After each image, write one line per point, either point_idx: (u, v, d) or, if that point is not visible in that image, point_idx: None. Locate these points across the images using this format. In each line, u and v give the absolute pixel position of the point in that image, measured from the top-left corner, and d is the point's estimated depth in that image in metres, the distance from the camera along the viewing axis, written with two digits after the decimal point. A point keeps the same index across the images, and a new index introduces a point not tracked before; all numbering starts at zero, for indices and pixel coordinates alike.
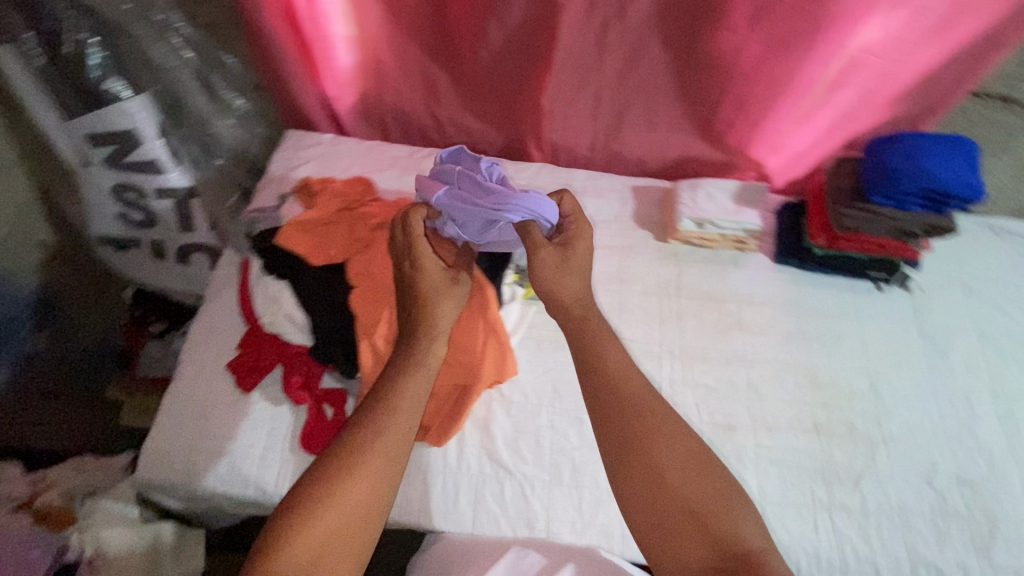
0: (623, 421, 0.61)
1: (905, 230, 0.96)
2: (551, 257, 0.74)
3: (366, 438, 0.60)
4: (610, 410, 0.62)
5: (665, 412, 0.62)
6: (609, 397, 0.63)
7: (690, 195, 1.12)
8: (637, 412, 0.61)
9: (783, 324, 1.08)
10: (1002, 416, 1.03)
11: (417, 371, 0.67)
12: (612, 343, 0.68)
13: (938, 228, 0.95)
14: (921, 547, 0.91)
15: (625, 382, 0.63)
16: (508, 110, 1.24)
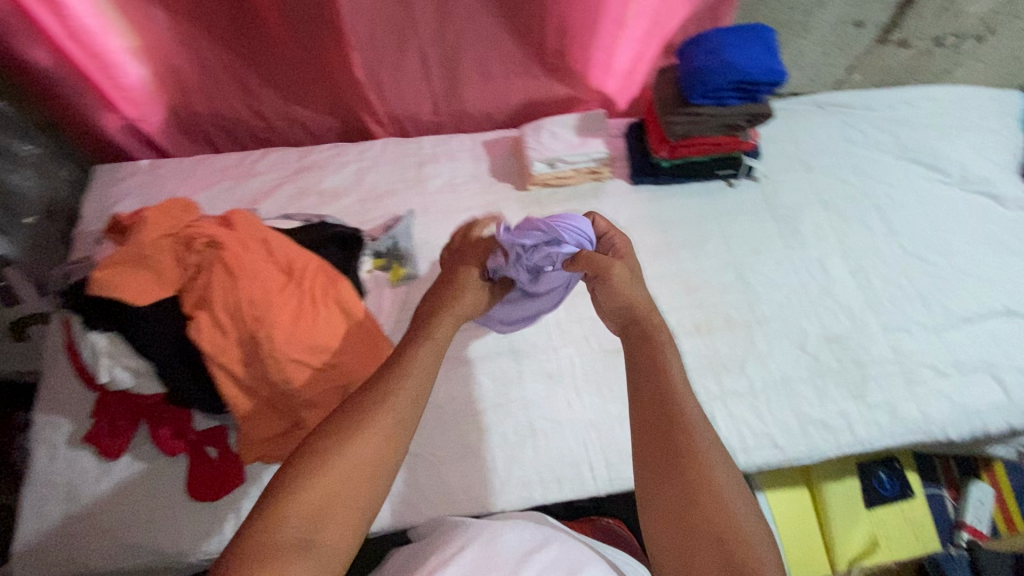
0: (662, 425, 0.56)
1: (731, 123, 1.00)
2: (623, 274, 0.74)
3: (380, 403, 0.57)
4: (657, 417, 0.56)
5: (713, 432, 0.55)
6: (653, 396, 0.58)
7: (535, 137, 1.11)
8: (672, 418, 0.56)
9: (650, 241, 1.12)
10: (853, 271, 1.12)
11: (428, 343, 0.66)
12: (664, 354, 0.63)
13: (758, 116, 0.99)
14: (808, 408, 0.99)
15: (677, 393, 0.57)
16: (335, 91, 1.16)
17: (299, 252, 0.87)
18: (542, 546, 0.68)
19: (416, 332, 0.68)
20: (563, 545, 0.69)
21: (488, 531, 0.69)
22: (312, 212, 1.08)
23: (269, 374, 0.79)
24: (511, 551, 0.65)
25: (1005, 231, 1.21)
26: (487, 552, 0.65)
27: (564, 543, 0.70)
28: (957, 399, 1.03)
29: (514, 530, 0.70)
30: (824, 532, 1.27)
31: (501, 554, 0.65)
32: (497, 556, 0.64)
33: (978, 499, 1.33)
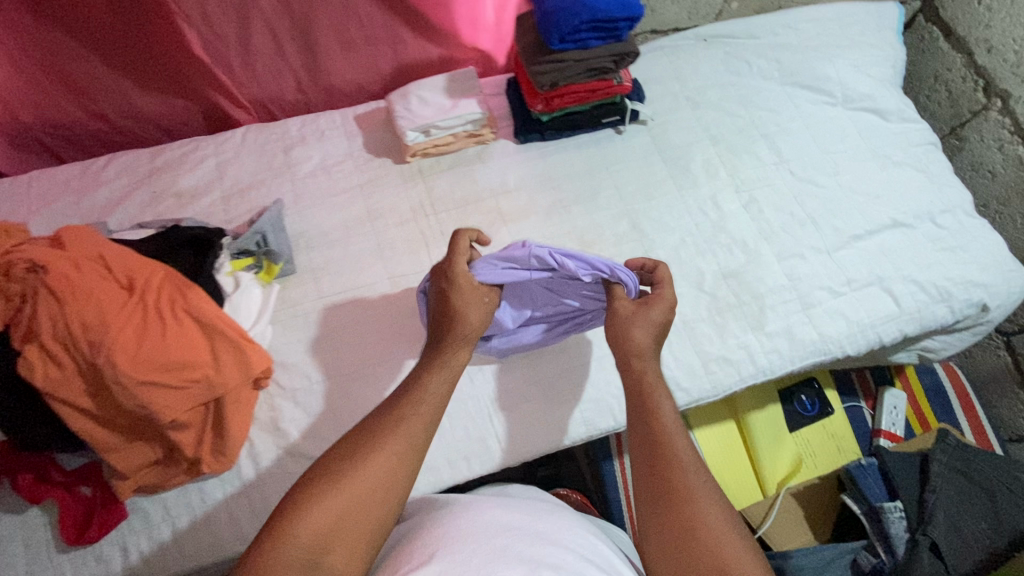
0: (663, 468, 0.67)
1: (597, 67, 1.01)
2: (626, 308, 0.82)
3: (389, 431, 0.66)
4: (659, 462, 0.68)
5: (703, 471, 0.67)
6: (654, 441, 0.69)
7: (404, 105, 1.06)
8: (673, 463, 0.67)
9: (541, 201, 1.08)
10: (746, 204, 1.12)
11: (440, 371, 0.74)
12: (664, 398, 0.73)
13: (623, 56, 1.01)
14: (708, 346, 1.00)
15: (672, 439, 0.69)
16: (181, 81, 1.06)
17: (142, 263, 0.79)
18: (533, 518, 0.75)
19: (429, 357, 0.77)
20: (553, 518, 0.77)
21: (477, 503, 0.77)
22: (170, 217, 0.98)
23: (119, 401, 0.73)
24: (502, 517, 0.73)
25: (889, 144, 1.21)
26: (478, 514, 0.72)
27: (552, 515, 0.78)
28: (852, 316, 1.05)
29: (502, 503, 0.78)
30: (753, 460, 1.28)
31: (491, 516, 0.72)
32: (488, 518, 0.72)
33: (892, 406, 1.35)
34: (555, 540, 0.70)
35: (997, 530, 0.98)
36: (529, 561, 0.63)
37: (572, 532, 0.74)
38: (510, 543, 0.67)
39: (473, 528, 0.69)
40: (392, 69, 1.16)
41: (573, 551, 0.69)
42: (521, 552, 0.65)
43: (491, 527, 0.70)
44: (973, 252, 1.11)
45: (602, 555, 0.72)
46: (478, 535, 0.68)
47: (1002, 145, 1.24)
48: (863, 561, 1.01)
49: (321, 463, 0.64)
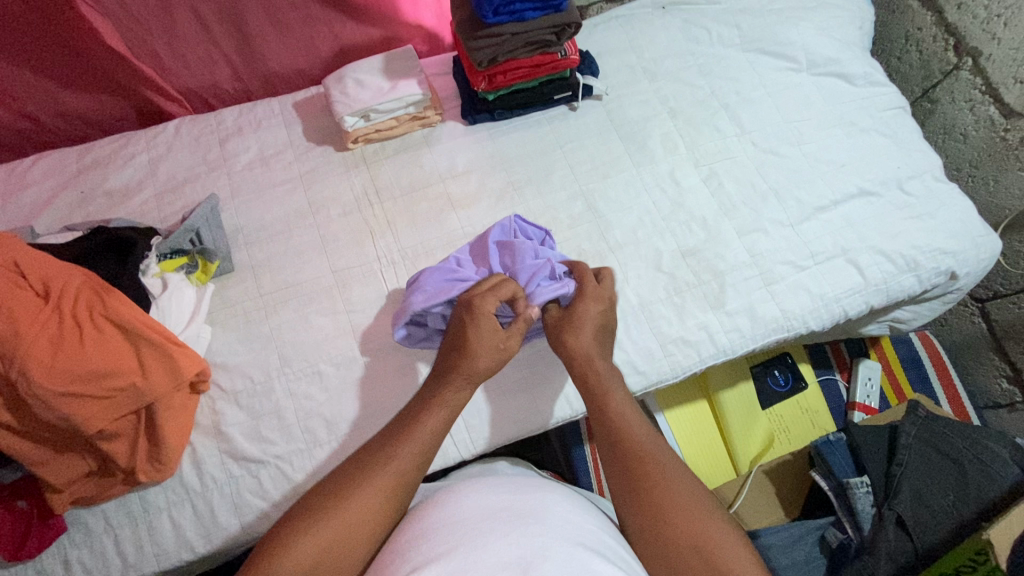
0: (630, 458, 0.70)
1: (540, 40, 0.99)
2: (554, 315, 0.85)
3: (381, 459, 0.67)
4: (628, 454, 0.70)
5: (670, 457, 0.70)
6: (618, 435, 0.72)
7: (342, 90, 1.02)
8: (641, 451, 0.70)
9: (491, 183, 1.03)
10: (706, 178, 1.08)
11: (437, 398, 0.75)
12: (617, 394, 0.77)
13: (566, 27, 0.99)
14: (667, 327, 0.97)
15: (634, 431, 0.72)
16: (106, 73, 1.01)
17: (63, 267, 0.77)
18: (518, 500, 0.67)
19: (432, 383, 0.77)
20: (543, 497, 0.69)
21: (457, 492, 0.70)
22: (100, 217, 0.94)
23: (39, 414, 0.70)
24: (485, 507, 0.65)
25: (855, 110, 1.16)
26: (457, 509, 0.65)
27: (541, 494, 0.70)
28: (815, 290, 1.01)
29: (484, 486, 0.70)
30: (727, 440, 1.25)
31: (470, 510, 0.65)
32: (467, 513, 0.64)
33: (866, 376, 1.33)
34: (543, 529, 0.62)
35: (963, 501, 0.96)
36: (511, 567, 0.56)
37: (564, 512, 0.67)
38: (492, 545, 0.59)
39: (450, 530, 0.62)
40: (332, 51, 1.11)
41: (565, 539, 0.61)
42: (501, 557, 0.57)
43: (471, 526, 0.62)
44: (942, 219, 1.08)
45: (600, 536, 0.64)
46: (456, 538, 0.60)
47: (973, 106, 1.20)
48: (831, 537, 1.01)
49: (314, 491, 0.66)
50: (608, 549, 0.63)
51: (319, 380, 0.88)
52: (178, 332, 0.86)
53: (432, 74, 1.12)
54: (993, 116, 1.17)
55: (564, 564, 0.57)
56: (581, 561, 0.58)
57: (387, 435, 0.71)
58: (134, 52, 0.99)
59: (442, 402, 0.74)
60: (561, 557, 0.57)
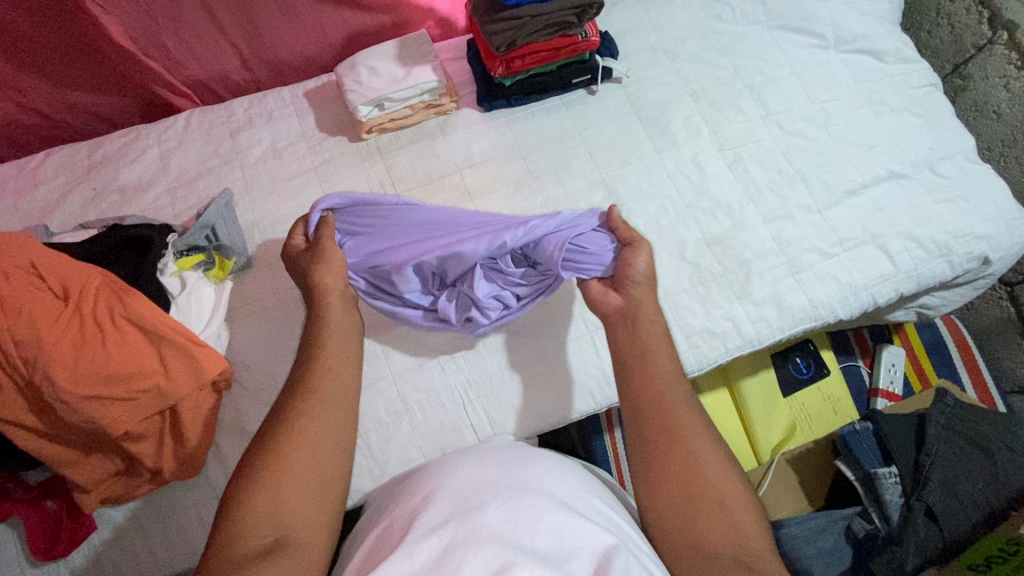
0: (659, 414, 0.66)
1: (560, 22, 0.96)
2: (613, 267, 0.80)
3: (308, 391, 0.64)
4: (648, 410, 0.67)
5: (700, 421, 0.67)
6: (649, 388, 0.68)
7: (354, 78, 0.99)
8: (672, 408, 0.66)
9: (509, 172, 1.01)
10: (730, 163, 1.04)
11: (326, 380, 0.66)
12: (651, 339, 0.72)
13: (586, 8, 0.96)
14: (692, 319, 0.95)
15: (666, 382, 0.68)
16: (112, 65, 0.98)
17: (80, 265, 0.76)
18: (508, 471, 0.67)
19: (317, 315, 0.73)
20: (531, 465, 0.69)
21: (458, 463, 0.70)
22: (114, 214, 0.94)
23: (64, 417, 0.70)
24: (478, 479, 0.65)
25: (885, 88, 1.11)
26: (456, 480, 0.65)
27: (531, 461, 0.70)
28: (843, 278, 0.99)
29: (476, 458, 0.70)
30: (747, 424, 1.23)
31: (465, 481, 0.65)
32: (458, 485, 0.64)
33: (890, 362, 1.30)
34: (534, 498, 0.62)
35: (993, 490, 0.95)
36: (505, 538, 0.56)
37: (553, 480, 0.66)
38: (484, 518, 0.58)
39: (443, 503, 0.62)
40: (343, 37, 1.07)
41: (557, 507, 0.61)
42: (496, 526, 0.57)
43: (465, 496, 0.62)
44: (974, 201, 1.04)
45: (592, 504, 0.65)
46: (451, 507, 0.61)
47: (1007, 83, 1.15)
48: (858, 526, 1.00)
49: (227, 491, 0.58)
50: (597, 513, 0.64)
51: None
52: (198, 332, 0.84)
53: (445, 60, 1.09)
54: None
55: (556, 533, 0.57)
56: (572, 528, 0.58)
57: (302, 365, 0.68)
58: (141, 43, 0.97)
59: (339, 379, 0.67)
60: (553, 527, 0.58)
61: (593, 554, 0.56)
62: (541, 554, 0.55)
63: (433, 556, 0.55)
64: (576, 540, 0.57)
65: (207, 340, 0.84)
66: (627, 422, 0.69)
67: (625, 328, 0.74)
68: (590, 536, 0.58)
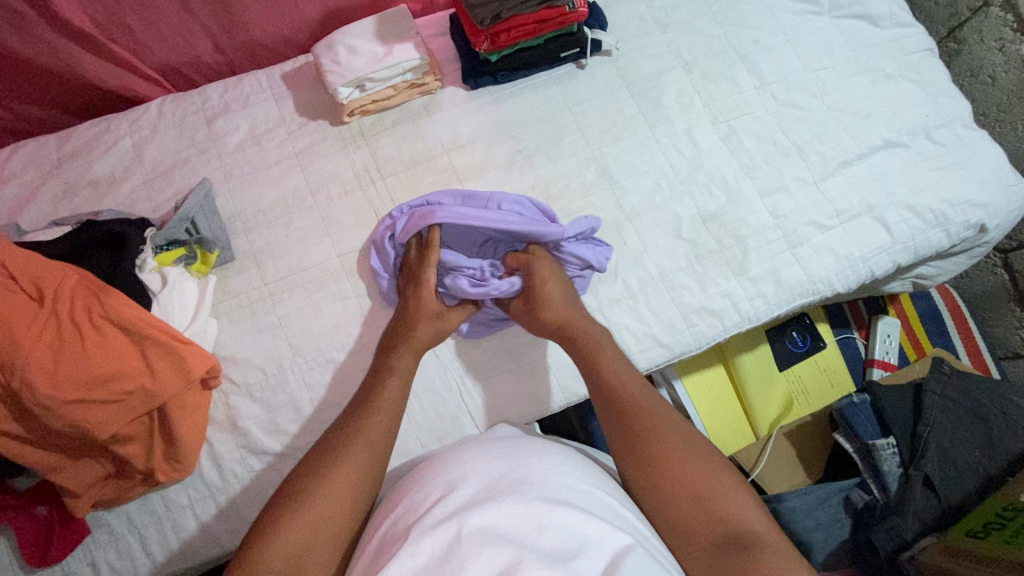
0: (620, 418, 0.69)
1: None
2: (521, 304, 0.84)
3: (353, 432, 0.68)
4: (613, 414, 0.70)
5: (662, 412, 0.69)
6: (604, 395, 0.72)
7: (333, 59, 0.94)
8: (630, 408, 0.69)
9: (498, 152, 0.98)
10: (724, 137, 1.01)
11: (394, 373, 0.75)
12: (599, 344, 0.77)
13: None
14: (689, 298, 0.94)
15: (623, 383, 0.72)
16: (77, 52, 0.93)
17: (54, 265, 0.73)
18: (513, 466, 0.65)
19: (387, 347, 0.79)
20: (534, 459, 0.67)
21: (462, 454, 0.68)
22: (88, 209, 0.90)
23: (47, 422, 0.68)
24: (483, 473, 0.64)
25: (881, 54, 1.08)
26: (463, 472, 0.64)
27: (535, 455, 0.68)
28: (840, 251, 0.97)
29: (479, 451, 0.68)
30: (743, 399, 1.22)
31: (472, 474, 0.64)
32: (461, 480, 0.63)
33: (886, 333, 1.30)
34: (539, 493, 0.60)
35: (989, 455, 0.95)
36: (511, 537, 0.55)
37: (558, 474, 0.64)
38: (489, 517, 0.57)
39: (452, 494, 0.61)
40: (319, 16, 1.02)
41: (561, 503, 0.59)
42: (502, 525, 0.56)
43: (468, 491, 0.61)
44: (971, 169, 1.02)
45: (598, 499, 0.63)
46: (455, 503, 0.59)
47: (1003, 46, 1.12)
48: (856, 498, 1.00)
49: (257, 520, 0.60)
50: (604, 508, 0.62)
51: (332, 370, 0.84)
52: (182, 329, 0.81)
53: (427, 37, 1.05)
54: None
55: (561, 530, 0.56)
56: (578, 524, 0.57)
57: (353, 409, 0.71)
58: (105, 27, 0.92)
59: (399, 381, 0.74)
60: (558, 525, 0.56)
61: (603, 550, 0.55)
62: (547, 552, 0.54)
63: (438, 553, 0.54)
64: (583, 536, 0.56)
65: (191, 337, 0.81)
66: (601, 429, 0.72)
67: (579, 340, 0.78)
68: (598, 531, 0.57)
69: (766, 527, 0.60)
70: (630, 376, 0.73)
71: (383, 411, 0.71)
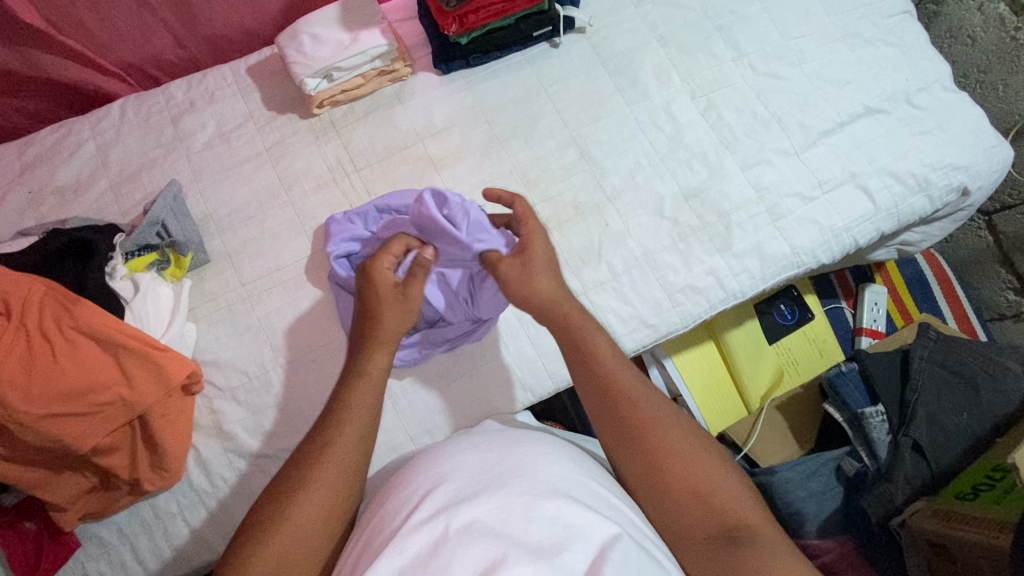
0: (618, 411, 0.66)
1: None
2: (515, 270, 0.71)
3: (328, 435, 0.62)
4: (610, 404, 0.67)
5: (661, 406, 0.66)
6: (600, 386, 0.67)
7: (297, 48, 0.91)
8: (628, 400, 0.66)
9: (474, 138, 0.95)
10: (704, 111, 1.00)
11: (365, 377, 0.67)
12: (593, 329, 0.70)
13: None
14: (674, 277, 0.93)
15: (619, 373, 0.68)
16: (31, 53, 0.90)
17: (21, 277, 0.71)
18: (502, 457, 0.64)
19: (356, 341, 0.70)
20: (527, 449, 0.66)
21: (451, 449, 0.67)
22: (55, 217, 0.87)
23: (25, 438, 0.67)
24: (470, 466, 0.63)
25: (859, 19, 1.06)
26: (451, 465, 0.63)
27: (525, 446, 0.67)
28: (824, 222, 0.96)
29: (468, 447, 0.66)
30: (734, 374, 1.22)
31: (461, 469, 0.62)
32: (449, 475, 0.62)
33: (873, 302, 1.30)
34: (529, 486, 0.59)
35: (978, 418, 0.96)
36: (496, 531, 0.54)
37: (549, 464, 0.63)
38: (476, 513, 0.56)
39: (440, 489, 0.60)
40: (282, 5, 0.98)
41: (552, 493, 0.59)
42: (488, 519, 0.56)
43: (456, 486, 0.60)
44: (952, 132, 1.01)
45: (591, 488, 0.62)
46: (440, 500, 0.58)
47: (982, 5, 1.11)
48: (848, 467, 1.01)
49: (237, 535, 0.58)
50: (595, 497, 0.61)
51: (315, 369, 0.83)
52: (160, 336, 0.80)
53: (395, 21, 1.02)
54: (1003, 14, 1.08)
55: (549, 523, 0.55)
56: (566, 515, 0.56)
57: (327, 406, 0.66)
58: (58, 26, 0.88)
59: (367, 393, 0.66)
60: (546, 516, 0.56)
61: (592, 542, 0.55)
62: (532, 546, 0.53)
63: (423, 552, 0.54)
64: (572, 527, 0.55)
65: (169, 343, 0.80)
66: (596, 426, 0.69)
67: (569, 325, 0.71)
68: (587, 522, 0.56)
69: (762, 514, 0.60)
70: (626, 364, 0.69)
71: (358, 408, 0.64)
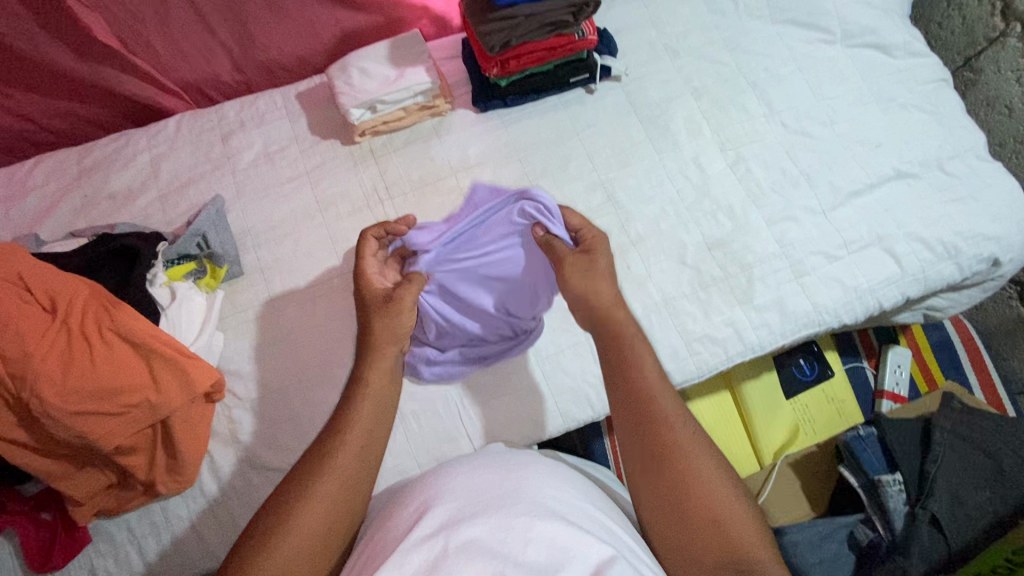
0: (651, 434, 0.62)
1: (551, 20, 0.93)
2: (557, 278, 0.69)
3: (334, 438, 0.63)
4: (644, 426, 0.63)
5: (693, 430, 0.63)
6: (638, 405, 0.63)
7: (345, 80, 0.97)
8: (660, 422, 0.62)
9: (506, 175, 0.99)
10: (732, 163, 1.01)
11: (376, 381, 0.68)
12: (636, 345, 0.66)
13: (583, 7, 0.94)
14: (692, 325, 0.93)
15: (659, 393, 0.64)
16: (100, 66, 0.97)
17: (71, 277, 0.76)
18: (503, 478, 0.64)
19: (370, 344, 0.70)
20: (526, 472, 0.66)
21: (454, 470, 0.67)
22: (105, 221, 0.93)
23: (53, 433, 0.70)
24: (471, 489, 0.63)
25: (893, 84, 1.07)
26: (453, 486, 0.63)
27: (526, 470, 0.67)
28: (848, 282, 0.96)
29: (468, 468, 0.67)
30: (746, 424, 1.21)
31: (462, 491, 0.62)
32: (449, 497, 0.61)
33: (896, 363, 1.27)
34: (527, 505, 0.60)
35: (1001, 497, 0.93)
36: (495, 551, 0.55)
37: (548, 487, 0.63)
38: (475, 532, 0.56)
39: (440, 511, 0.60)
40: (334, 37, 1.04)
41: (549, 515, 0.59)
42: (488, 538, 0.56)
43: (455, 508, 0.60)
44: (985, 201, 1.00)
45: (588, 513, 0.62)
46: (439, 521, 0.58)
47: (1020, 77, 1.10)
48: (861, 535, 0.99)
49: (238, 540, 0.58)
50: (593, 522, 0.61)
51: (332, 386, 0.85)
52: (189, 343, 0.83)
53: (439, 59, 1.07)
54: None
55: (547, 543, 0.55)
56: (562, 536, 0.56)
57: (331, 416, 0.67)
58: (128, 44, 0.95)
59: (377, 400, 0.67)
60: (545, 536, 0.56)
61: (587, 560, 0.55)
62: (530, 565, 0.53)
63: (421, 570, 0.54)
64: (568, 547, 0.55)
65: (197, 352, 0.83)
66: (621, 442, 0.65)
67: (613, 340, 0.66)
68: (583, 543, 0.56)
69: (773, 552, 0.59)
70: (664, 381, 0.65)
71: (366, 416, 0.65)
